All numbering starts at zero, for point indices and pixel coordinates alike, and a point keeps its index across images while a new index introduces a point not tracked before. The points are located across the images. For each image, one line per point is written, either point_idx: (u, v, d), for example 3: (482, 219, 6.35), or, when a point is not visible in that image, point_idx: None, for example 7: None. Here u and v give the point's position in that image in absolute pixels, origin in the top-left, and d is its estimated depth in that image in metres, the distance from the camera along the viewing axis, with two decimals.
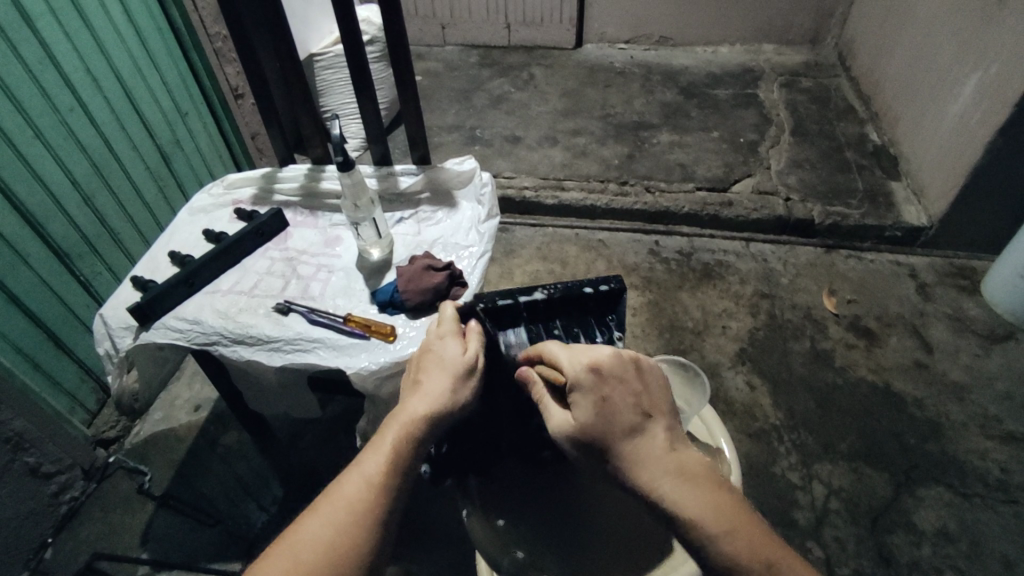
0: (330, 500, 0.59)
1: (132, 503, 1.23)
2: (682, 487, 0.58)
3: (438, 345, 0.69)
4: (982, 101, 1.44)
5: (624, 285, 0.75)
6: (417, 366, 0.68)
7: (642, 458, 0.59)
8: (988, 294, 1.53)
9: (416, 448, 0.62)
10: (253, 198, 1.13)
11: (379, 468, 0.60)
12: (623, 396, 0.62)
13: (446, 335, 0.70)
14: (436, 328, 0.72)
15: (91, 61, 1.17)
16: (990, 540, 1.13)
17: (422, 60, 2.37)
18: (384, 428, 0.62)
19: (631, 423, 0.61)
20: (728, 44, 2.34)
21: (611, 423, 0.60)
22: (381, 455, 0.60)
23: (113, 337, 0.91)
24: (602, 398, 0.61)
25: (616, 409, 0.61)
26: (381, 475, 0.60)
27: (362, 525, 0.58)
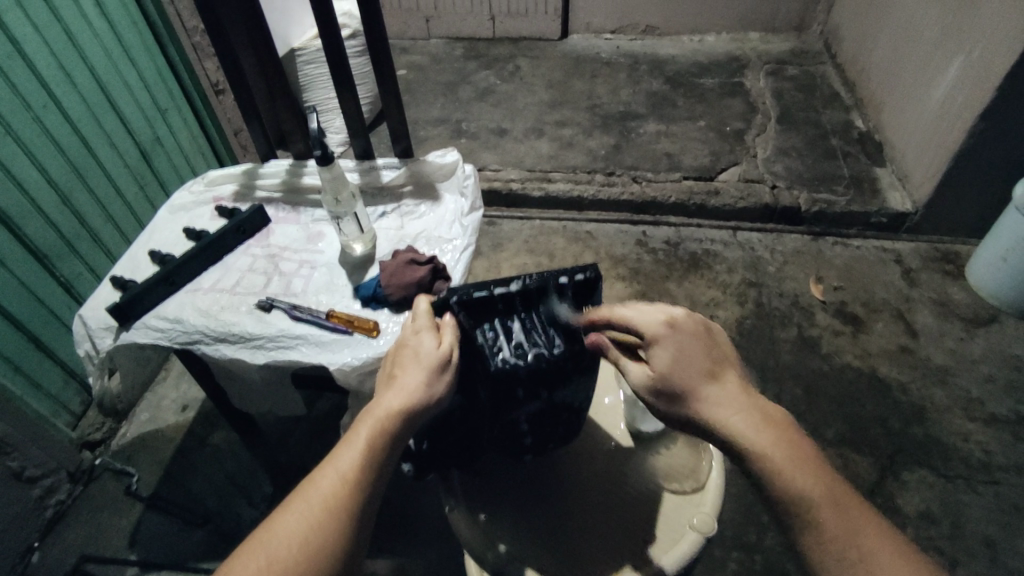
0: (305, 495, 0.58)
1: (119, 504, 1.22)
2: (768, 439, 0.57)
3: (414, 341, 0.67)
4: (964, 87, 1.45)
5: (600, 273, 0.71)
6: (391, 362, 0.67)
7: (724, 403, 0.59)
8: (972, 278, 1.53)
9: (392, 444, 0.61)
10: (234, 194, 1.11)
11: (354, 463, 0.59)
12: (700, 349, 0.62)
13: (420, 329, 0.68)
14: (411, 321, 0.70)
15: (64, 56, 1.15)
16: (972, 522, 1.14)
17: (407, 53, 2.35)
18: (359, 423, 0.61)
19: (707, 372, 0.61)
20: (714, 33, 2.33)
21: (689, 373, 0.60)
22: (356, 449, 0.60)
23: (93, 338, 0.90)
24: (676, 351, 0.61)
25: (690, 361, 0.61)
26: (354, 471, 0.59)
27: (336, 520, 0.57)
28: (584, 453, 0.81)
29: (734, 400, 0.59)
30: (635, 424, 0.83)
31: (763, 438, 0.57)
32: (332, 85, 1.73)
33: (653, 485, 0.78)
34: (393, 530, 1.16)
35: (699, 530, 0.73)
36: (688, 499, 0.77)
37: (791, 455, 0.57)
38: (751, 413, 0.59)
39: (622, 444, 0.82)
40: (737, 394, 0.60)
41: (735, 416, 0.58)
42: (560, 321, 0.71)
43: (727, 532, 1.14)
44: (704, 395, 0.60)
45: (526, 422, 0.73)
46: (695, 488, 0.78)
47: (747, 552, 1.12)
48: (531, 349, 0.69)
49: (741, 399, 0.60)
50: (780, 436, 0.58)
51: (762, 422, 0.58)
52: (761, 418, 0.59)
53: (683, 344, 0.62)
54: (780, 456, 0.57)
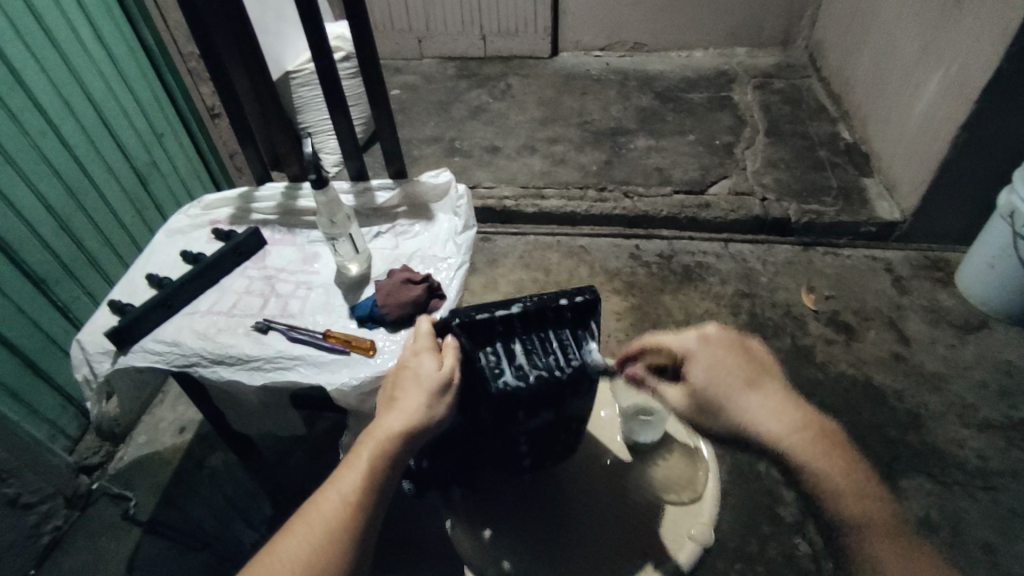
0: (308, 518, 0.59)
1: (117, 529, 1.22)
2: (811, 445, 0.61)
3: (415, 362, 0.67)
4: (945, 98, 1.48)
5: (598, 295, 0.72)
6: (394, 384, 0.67)
7: (764, 409, 0.63)
8: (962, 285, 1.55)
9: (393, 466, 0.62)
10: (230, 217, 1.13)
11: (355, 486, 0.60)
12: (737, 362, 0.65)
13: (420, 350, 0.68)
14: (412, 341, 0.70)
15: (62, 84, 1.17)
16: (970, 528, 1.15)
17: (400, 73, 2.38)
18: (360, 445, 0.62)
19: (747, 382, 0.64)
20: (701, 49, 2.37)
21: (727, 385, 0.64)
22: (357, 471, 0.61)
23: (91, 362, 0.91)
24: (714, 363, 0.65)
25: (728, 372, 0.65)
26: (356, 494, 0.60)
27: (337, 544, 0.58)
28: (582, 467, 0.82)
29: (775, 407, 0.63)
30: (631, 436, 0.84)
31: (807, 446, 0.61)
32: (325, 107, 1.76)
33: (651, 495, 0.79)
34: (393, 549, 1.15)
35: (696, 540, 0.75)
36: (685, 508, 0.78)
37: (830, 459, 0.61)
38: (791, 420, 0.62)
39: (619, 456, 0.83)
40: (774, 403, 0.63)
41: (776, 426, 0.62)
42: (560, 342, 0.71)
43: (727, 543, 1.15)
44: (745, 405, 0.63)
45: (525, 442, 0.74)
46: (692, 499, 0.79)
47: (748, 563, 1.12)
48: (532, 372, 0.69)
49: (781, 407, 0.63)
50: (819, 440, 0.62)
51: (805, 429, 0.62)
52: (801, 424, 0.62)
53: (720, 359, 0.65)
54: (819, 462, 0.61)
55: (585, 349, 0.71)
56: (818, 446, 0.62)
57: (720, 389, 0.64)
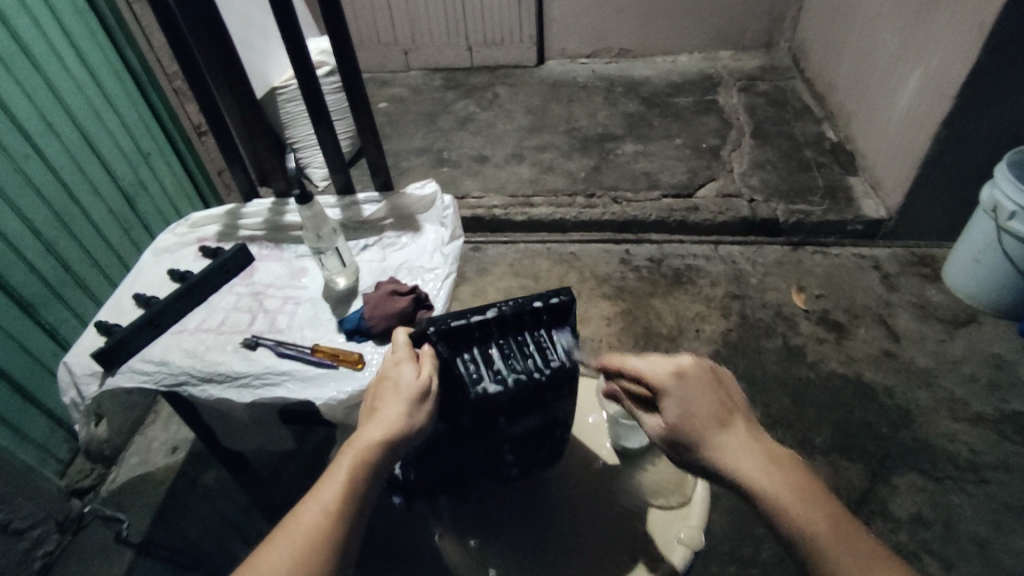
0: (289, 528, 0.59)
1: (110, 551, 1.21)
2: (785, 487, 0.57)
3: (394, 371, 0.67)
4: (925, 96, 1.49)
5: (574, 295, 0.72)
6: (375, 394, 0.67)
7: (735, 449, 0.59)
8: (949, 280, 1.56)
9: (376, 475, 0.62)
10: (218, 235, 1.13)
11: (337, 494, 0.60)
12: (709, 400, 0.62)
13: (398, 359, 0.68)
14: (391, 351, 0.70)
15: (46, 106, 1.17)
16: (963, 522, 1.15)
17: (387, 86, 2.39)
18: (341, 455, 0.62)
19: (719, 422, 0.61)
20: (686, 54, 2.39)
21: (700, 424, 0.61)
22: (340, 479, 0.61)
23: (79, 384, 0.91)
24: (685, 399, 0.62)
25: (699, 411, 0.61)
26: (337, 503, 0.60)
27: (319, 554, 0.57)
28: (571, 474, 0.82)
29: (745, 449, 0.59)
30: (619, 442, 0.84)
31: (781, 489, 0.57)
32: (311, 123, 1.77)
33: (640, 500, 0.79)
34: None
35: (686, 543, 0.75)
36: (675, 513, 0.78)
37: (801, 496, 0.57)
38: (762, 461, 0.59)
39: (608, 462, 0.83)
40: (745, 444, 0.60)
41: (750, 466, 0.58)
42: (537, 344, 0.71)
43: (723, 546, 1.14)
44: (716, 446, 0.60)
45: (510, 448, 0.74)
46: (682, 502, 0.79)
47: (745, 566, 1.12)
48: (511, 376, 0.68)
49: (752, 448, 0.60)
50: (794, 482, 0.57)
51: (775, 469, 0.58)
52: (774, 466, 0.58)
53: (692, 394, 0.62)
54: (795, 501, 0.56)
55: (564, 351, 0.72)
56: (797, 485, 0.58)
57: (691, 426, 0.61)
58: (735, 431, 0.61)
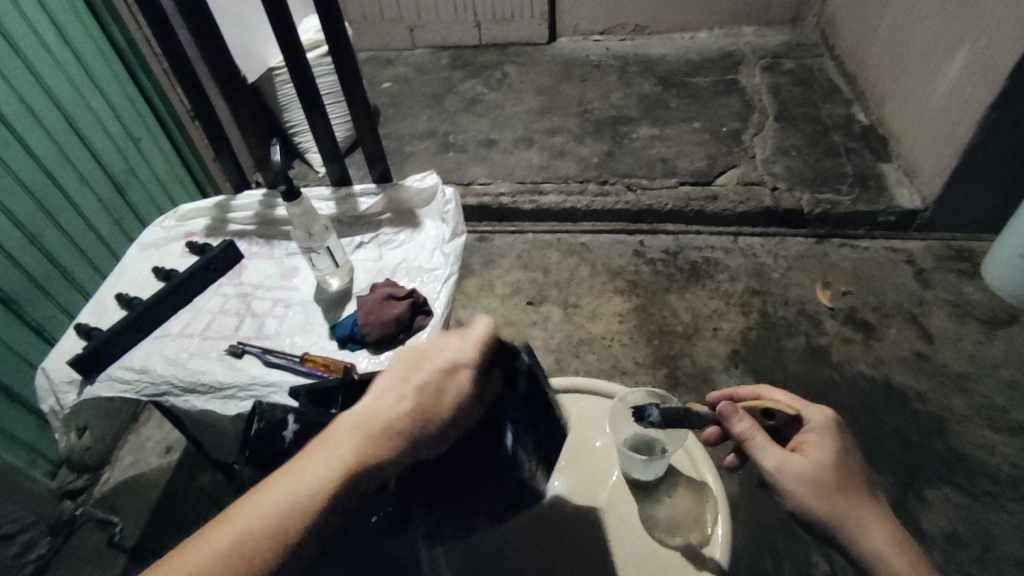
0: (241, 515, 0.50)
1: (101, 556, 1.17)
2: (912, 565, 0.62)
3: (434, 383, 0.57)
4: (971, 77, 1.38)
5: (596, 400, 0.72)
6: (414, 379, 0.57)
7: (873, 519, 0.65)
8: (988, 277, 1.46)
9: (365, 483, 0.53)
10: (205, 229, 1.06)
11: (315, 482, 0.51)
12: (852, 462, 0.68)
13: (461, 363, 0.59)
14: (457, 341, 0.60)
15: (26, 90, 1.10)
16: (1001, 542, 1.08)
17: (392, 65, 2.30)
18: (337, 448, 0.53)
19: (865, 488, 0.67)
20: (706, 30, 2.27)
21: (847, 476, 0.66)
22: (328, 467, 0.52)
23: (56, 393, 0.85)
24: (841, 449, 0.67)
25: (848, 468, 0.67)
26: (311, 492, 0.51)
27: (267, 541, 0.49)
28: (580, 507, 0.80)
29: (881, 524, 0.64)
30: (631, 472, 0.83)
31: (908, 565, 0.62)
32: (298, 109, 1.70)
33: (655, 540, 0.77)
34: None
35: None
36: (691, 552, 0.76)
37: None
38: (888, 529, 0.64)
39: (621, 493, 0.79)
40: (874, 510, 0.65)
41: (882, 538, 0.63)
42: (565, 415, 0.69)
43: (742, 564, 1.08)
44: (858, 502, 0.65)
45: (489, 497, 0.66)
46: (699, 542, 0.77)
47: None
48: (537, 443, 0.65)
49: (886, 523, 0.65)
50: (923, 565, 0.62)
51: (904, 551, 0.63)
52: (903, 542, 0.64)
53: (844, 446, 0.68)
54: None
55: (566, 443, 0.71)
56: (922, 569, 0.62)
57: (840, 474, 0.66)
58: (878, 506, 0.65)
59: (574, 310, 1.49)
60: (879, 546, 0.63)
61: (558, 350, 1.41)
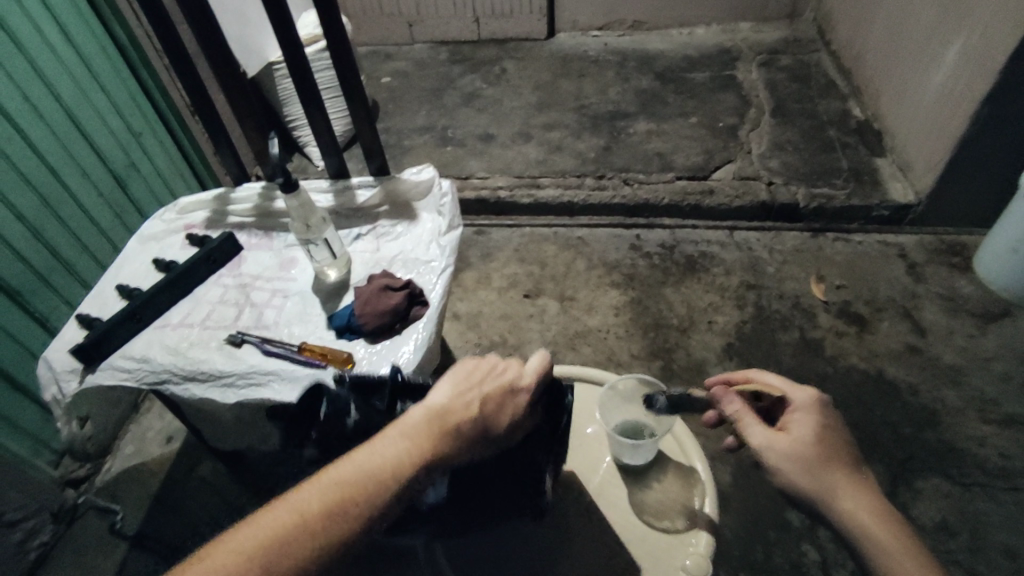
0: (326, 478, 0.59)
1: (103, 543, 1.19)
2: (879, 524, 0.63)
3: (496, 400, 0.66)
4: (965, 72, 1.39)
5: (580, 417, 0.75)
6: (477, 390, 0.66)
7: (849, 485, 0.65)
8: (981, 271, 1.47)
9: (426, 475, 0.61)
10: (205, 222, 1.08)
11: (386, 464, 0.60)
12: (835, 435, 0.69)
13: (520, 387, 0.68)
14: (518, 366, 0.70)
15: (28, 85, 1.11)
16: (989, 531, 1.09)
17: (391, 60, 2.30)
18: (411, 433, 0.62)
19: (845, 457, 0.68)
20: (704, 25, 2.27)
21: (829, 451, 0.67)
22: (398, 453, 0.60)
23: (58, 381, 0.87)
24: (822, 426, 0.69)
25: (830, 441, 0.68)
26: (378, 469, 0.59)
27: (346, 502, 0.57)
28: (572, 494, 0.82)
29: (853, 489, 0.65)
30: (621, 457, 0.85)
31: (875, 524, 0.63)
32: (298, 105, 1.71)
33: (642, 523, 0.79)
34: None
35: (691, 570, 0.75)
36: (679, 536, 0.78)
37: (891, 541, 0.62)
38: (871, 501, 0.64)
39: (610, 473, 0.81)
40: (857, 483, 0.66)
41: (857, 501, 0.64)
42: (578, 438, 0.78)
43: (734, 553, 1.09)
44: (835, 471, 0.66)
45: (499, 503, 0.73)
46: (686, 526, 0.79)
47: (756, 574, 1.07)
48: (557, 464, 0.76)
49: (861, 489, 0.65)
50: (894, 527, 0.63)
51: (874, 512, 0.64)
52: (875, 506, 0.64)
53: (827, 422, 0.70)
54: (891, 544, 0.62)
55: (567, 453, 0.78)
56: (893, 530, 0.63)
57: (821, 448, 0.67)
58: (855, 474, 0.66)
59: (570, 303, 1.51)
60: (848, 506, 0.64)
61: (555, 342, 1.43)
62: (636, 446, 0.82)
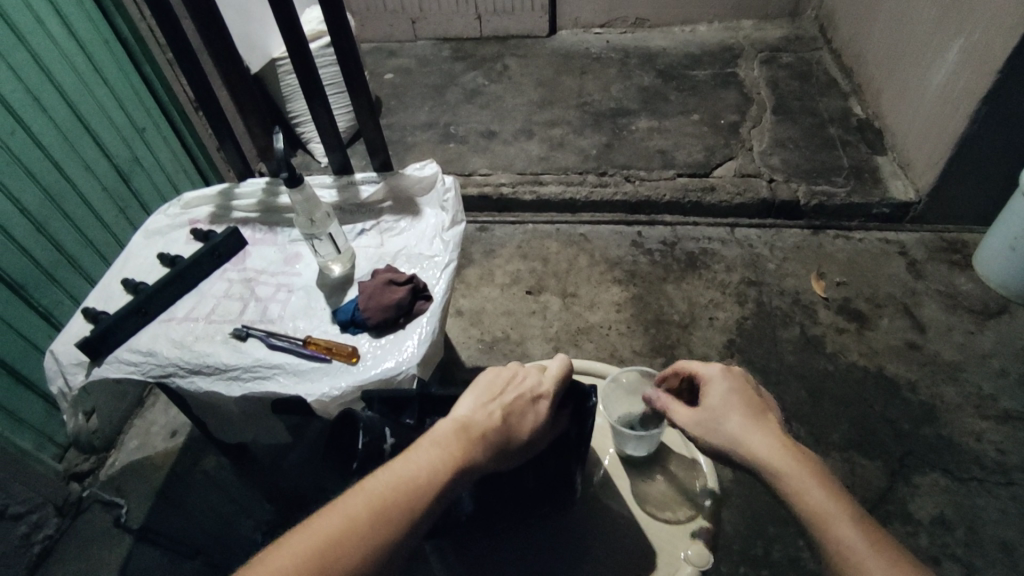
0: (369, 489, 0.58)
1: (108, 536, 1.20)
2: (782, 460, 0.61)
3: (523, 407, 0.67)
4: (965, 71, 1.39)
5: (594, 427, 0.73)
6: (499, 400, 0.67)
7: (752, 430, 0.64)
8: (980, 268, 1.48)
9: (459, 484, 0.61)
10: (209, 216, 1.08)
11: (422, 474, 0.59)
12: (742, 395, 0.68)
13: (540, 393, 0.69)
14: (537, 372, 0.71)
15: (31, 80, 1.12)
16: (986, 525, 1.10)
17: (394, 57, 2.31)
18: (448, 441, 0.62)
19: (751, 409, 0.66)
20: (706, 23, 2.28)
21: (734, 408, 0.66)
22: (433, 462, 0.60)
23: (64, 374, 0.87)
24: (728, 391, 0.68)
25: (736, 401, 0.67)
26: (420, 479, 0.59)
27: (393, 512, 0.56)
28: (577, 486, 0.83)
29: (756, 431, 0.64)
30: (624, 449, 0.85)
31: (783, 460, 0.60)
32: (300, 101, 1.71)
33: (645, 514, 0.80)
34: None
35: (694, 562, 0.75)
36: (681, 527, 0.79)
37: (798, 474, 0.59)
38: (780, 443, 0.62)
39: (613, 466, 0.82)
40: (764, 428, 0.64)
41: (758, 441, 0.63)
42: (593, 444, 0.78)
43: (734, 547, 1.10)
44: (742, 425, 0.65)
45: (521, 501, 0.74)
46: (689, 516, 0.80)
47: (755, 567, 1.08)
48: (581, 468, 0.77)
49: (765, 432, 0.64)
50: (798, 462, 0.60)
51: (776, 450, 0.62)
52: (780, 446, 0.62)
53: (734, 386, 0.69)
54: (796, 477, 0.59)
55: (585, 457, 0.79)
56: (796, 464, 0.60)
57: (727, 410, 0.67)
58: (761, 422, 0.65)
59: (572, 299, 1.51)
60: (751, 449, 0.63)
61: (557, 338, 1.43)
62: (641, 437, 0.82)
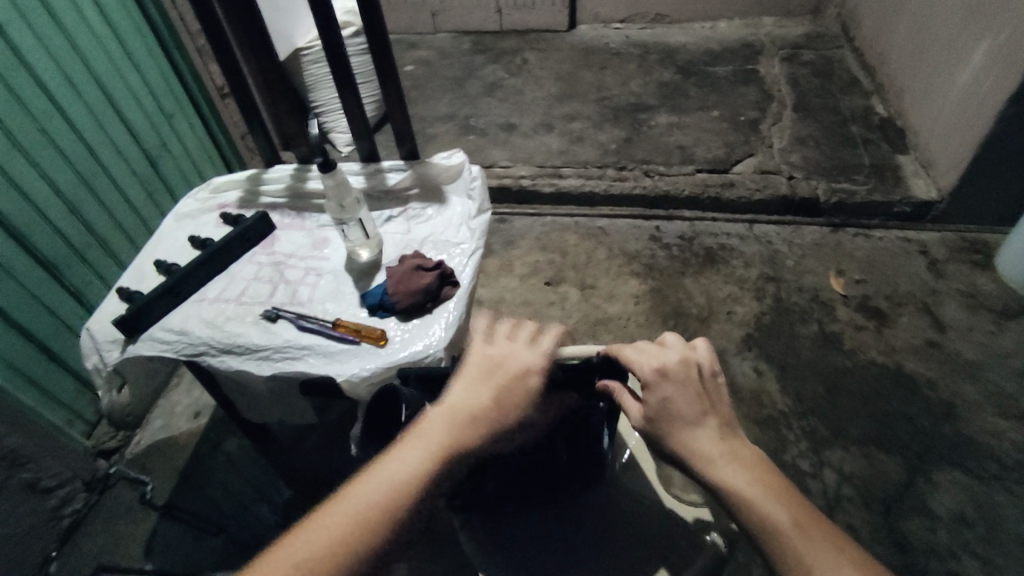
0: (365, 488, 0.59)
1: (134, 512, 1.22)
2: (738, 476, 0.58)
3: (512, 387, 0.64)
4: (992, 70, 1.39)
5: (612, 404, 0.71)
6: (491, 383, 0.65)
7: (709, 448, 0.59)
8: (1001, 268, 1.48)
9: (453, 470, 0.61)
10: (238, 201, 1.10)
11: (411, 466, 0.60)
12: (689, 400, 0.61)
13: (530, 369, 0.66)
14: (525, 349, 0.68)
15: (67, 64, 1.14)
16: (1005, 522, 1.10)
17: (414, 48, 2.32)
18: (437, 432, 0.62)
19: (694, 417, 0.60)
20: (726, 20, 2.27)
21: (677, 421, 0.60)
22: (423, 451, 0.61)
23: (100, 351, 0.89)
24: (668, 400, 0.61)
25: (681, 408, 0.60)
26: (411, 475, 0.60)
27: (388, 509, 0.58)
28: None
29: (709, 445, 0.59)
30: None
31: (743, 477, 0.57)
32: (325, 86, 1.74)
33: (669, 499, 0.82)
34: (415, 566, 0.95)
35: None
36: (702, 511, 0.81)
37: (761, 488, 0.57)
38: (735, 458, 0.58)
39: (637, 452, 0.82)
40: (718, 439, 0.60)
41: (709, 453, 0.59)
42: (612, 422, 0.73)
43: None
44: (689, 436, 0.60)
45: (549, 482, 0.71)
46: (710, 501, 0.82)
47: None
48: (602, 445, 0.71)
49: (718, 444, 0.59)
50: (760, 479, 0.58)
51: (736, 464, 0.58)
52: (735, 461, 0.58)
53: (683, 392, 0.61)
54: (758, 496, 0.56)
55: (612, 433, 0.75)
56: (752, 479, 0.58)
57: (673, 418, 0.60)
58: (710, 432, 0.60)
59: (591, 291, 1.52)
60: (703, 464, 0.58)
61: (576, 329, 1.44)
62: None
